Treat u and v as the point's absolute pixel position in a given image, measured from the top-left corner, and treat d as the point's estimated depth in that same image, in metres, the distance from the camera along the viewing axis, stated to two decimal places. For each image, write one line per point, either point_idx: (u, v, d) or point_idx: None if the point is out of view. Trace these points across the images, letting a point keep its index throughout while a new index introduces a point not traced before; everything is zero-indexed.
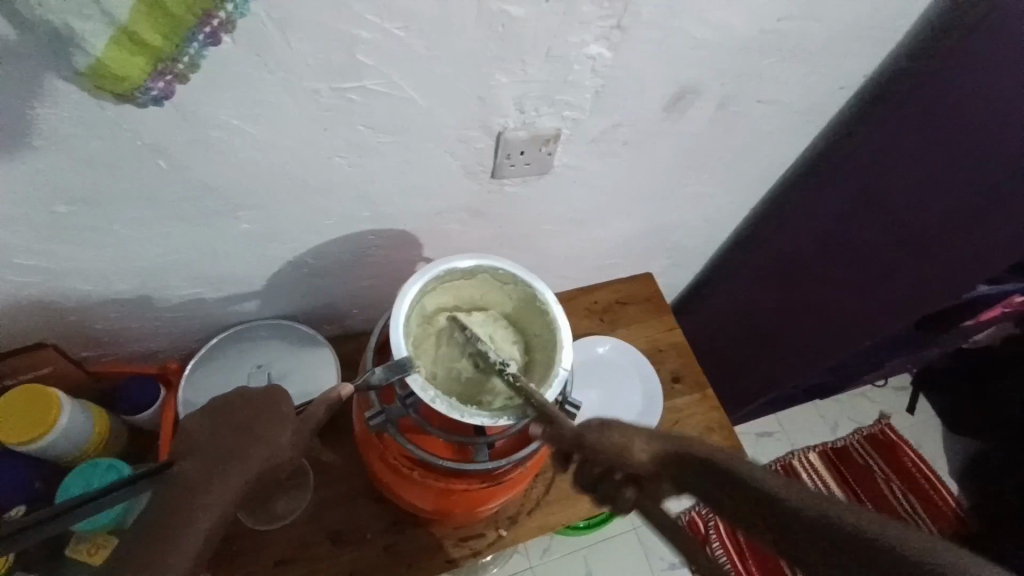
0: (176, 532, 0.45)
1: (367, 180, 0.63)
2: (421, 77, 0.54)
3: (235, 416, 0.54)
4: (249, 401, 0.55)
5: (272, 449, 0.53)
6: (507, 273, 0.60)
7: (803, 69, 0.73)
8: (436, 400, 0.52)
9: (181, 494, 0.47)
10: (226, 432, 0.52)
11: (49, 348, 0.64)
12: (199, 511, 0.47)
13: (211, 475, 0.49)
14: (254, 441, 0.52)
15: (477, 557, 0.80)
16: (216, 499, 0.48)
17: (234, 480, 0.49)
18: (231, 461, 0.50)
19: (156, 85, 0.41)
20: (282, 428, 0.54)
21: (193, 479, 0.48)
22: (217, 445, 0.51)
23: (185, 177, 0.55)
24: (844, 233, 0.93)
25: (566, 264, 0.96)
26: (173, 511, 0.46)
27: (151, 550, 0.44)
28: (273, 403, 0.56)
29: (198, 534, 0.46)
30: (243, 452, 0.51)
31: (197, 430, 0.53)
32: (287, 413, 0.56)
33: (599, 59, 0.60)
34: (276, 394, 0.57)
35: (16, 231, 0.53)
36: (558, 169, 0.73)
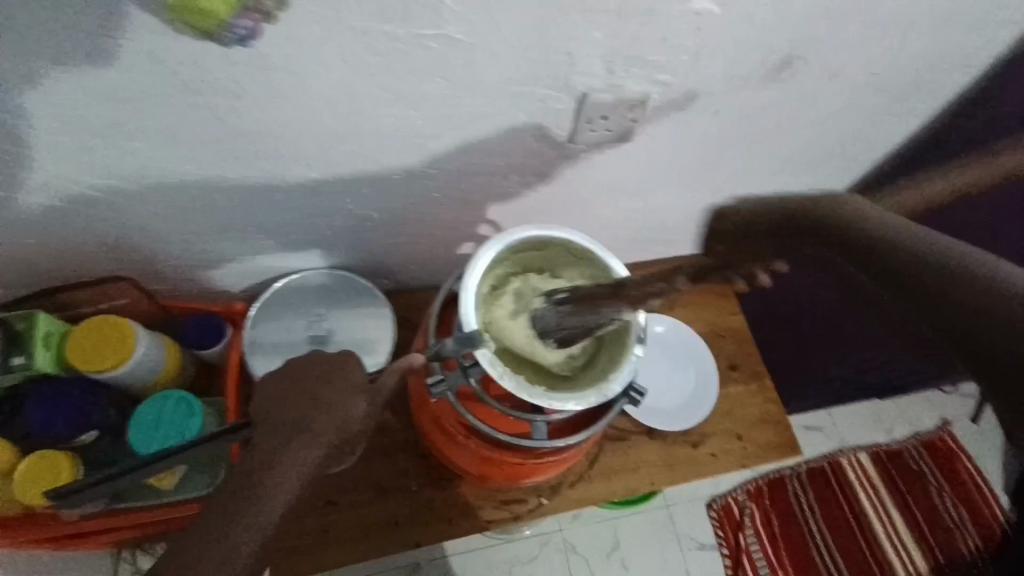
0: (261, 500, 0.46)
1: (439, 136, 0.61)
2: (510, 26, 0.50)
3: (311, 381, 0.52)
4: (325, 366, 0.53)
5: (347, 421, 0.51)
6: (581, 248, 0.58)
7: (934, 40, 0.64)
8: (506, 377, 0.52)
9: (260, 465, 0.47)
10: (302, 399, 0.51)
11: (127, 281, 0.67)
12: (274, 486, 0.47)
13: (290, 447, 0.48)
14: (330, 412, 0.50)
15: (515, 521, 0.81)
16: (293, 470, 0.48)
17: (311, 453, 0.49)
18: (307, 434, 0.49)
19: (242, 24, 0.43)
20: (356, 399, 0.52)
21: (273, 448, 0.48)
22: (293, 413, 0.50)
23: (259, 121, 0.53)
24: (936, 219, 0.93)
25: (630, 238, 0.91)
26: (249, 482, 0.47)
27: (227, 524, 0.45)
28: (347, 371, 0.53)
29: (274, 507, 0.46)
30: (320, 423, 0.50)
31: (277, 392, 0.52)
32: (361, 381, 0.53)
33: (704, 16, 0.54)
34: (348, 360, 0.54)
35: (100, 165, 0.54)
36: (638, 136, 0.68)
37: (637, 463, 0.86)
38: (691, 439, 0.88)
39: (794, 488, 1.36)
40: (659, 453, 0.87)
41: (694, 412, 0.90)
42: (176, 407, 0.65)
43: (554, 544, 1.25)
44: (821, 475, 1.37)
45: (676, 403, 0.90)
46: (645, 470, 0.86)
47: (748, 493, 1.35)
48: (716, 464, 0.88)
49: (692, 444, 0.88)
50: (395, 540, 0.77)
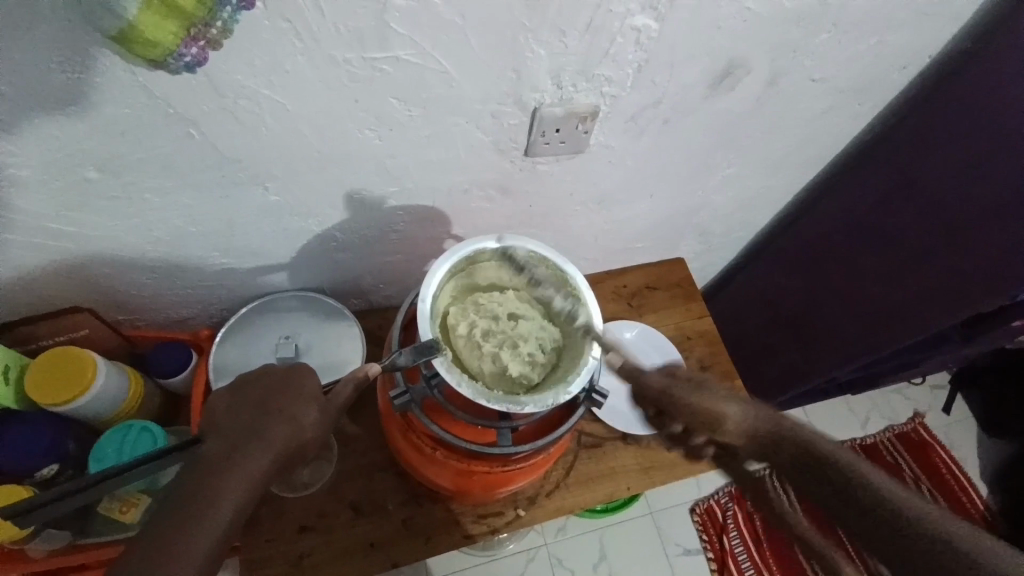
0: (205, 508, 0.44)
1: (397, 155, 0.62)
2: (456, 45, 0.52)
3: (262, 392, 0.53)
4: (277, 379, 0.54)
5: (299, 428, 0.51)
6: (538, 256, 0.59)
7: (866, 46, 0.68)
8: (464, 385, 0.52)
9: (207, 471, 0.46)
10: (252, 409, 0.51)
11: (83, 312, 0.65)
12: (226, 488, 0.46)
13: (235, 456, 0.48)
14: (278, 420, 0.51)
15: (494, 534, 0.80)
16: (240, 478, 0.47)
17: (259, 461, 0.48)
18: (256, 439, 0.49)
19: (188, 51, 0.40)
20: (308, 407, 0.53)
21: (219, 459, 0.47)
22: (242, 423, 0.50)
23: (215, 146, 0.54)
24: (891, 215, 0.86)
25: (596, 248, 0.93)
26: (200, 488, 0.45)
27: (172, 533, 0.43)
28: (299, 381, 0.54)
29: (225, 511, 0.45)
30: (269, 433, 0.50)
31: (227, 408, 0.52)
32: (313, 391, 0.54)
33: (643, 31, 0.56)
34: (300, 372, 0.55)
35: (55, 196, 0.54)
36: (592, 147, 0.70)
37: (613, 468, 0.87)
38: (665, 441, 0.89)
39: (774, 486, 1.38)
40: (635, 458, 0.88)
41: None
42: (140, 436, 0.64)
43: (540, 559, 1.24)
44: None
45: None
46: (622, 475, 0.87)
47: (730, 495, 1.36)
48: (691, 465, 0.89)
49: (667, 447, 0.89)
50: (372, 562, 0.76)
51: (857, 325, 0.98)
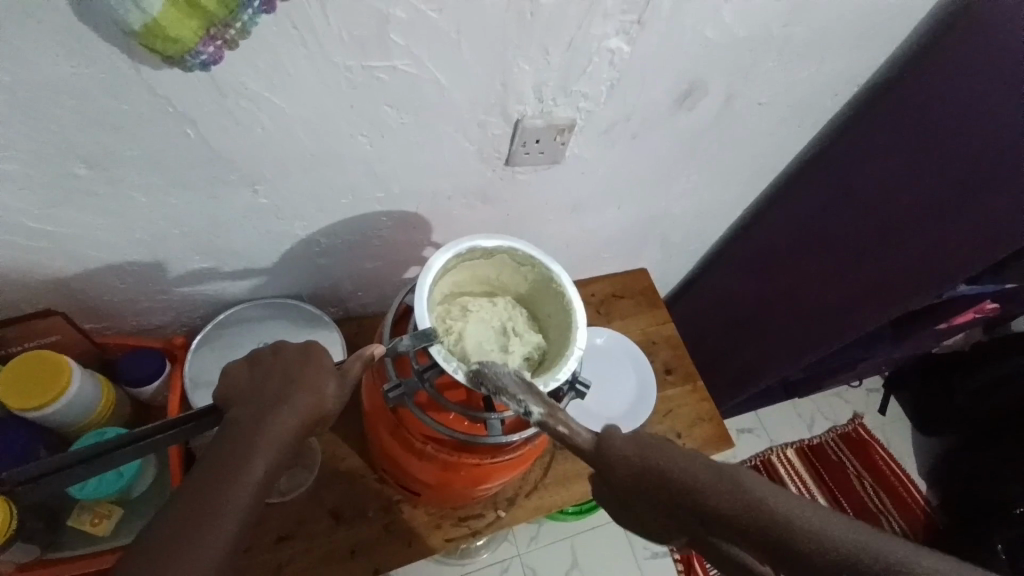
0: (239, 467, 0.45)
1: (386, 160, 0.64)
2: (450, 58, 0.56)
3: (280, 366, 0.53)
4: (295, 356, 0.54)
5: (321, 399, 0.52)
6: (525, 255, 0.63)
7: (802, 73, 0.77)
8: (534, 410, 0.51)
9: (239, 434, 0.47)
10: (274, 381, 0.52)
11: (58, 315, 0.64)
12: (258, 447, 0.47)
13: (265, 421, 0.48)
14: (305, 387, 0.51)
15: (474, 536, 0.81)
16: (270, 440, 0.48)
17: (287, 424, 0.49)
18: (283, 406, 0.50)
19: (206, 49, 0.43)
20: (327, 380, 0.53)
21: (249, 423, 0.48)
22: (265, 393, 0.50)
23: (208, 145, 0.55)
24: (831, 224, 0.95)
25: (567, 255, 0.98)
26: (234, 450, 0.46)
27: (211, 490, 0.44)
28: (316, 356, 0.54)
29: (258, 470, 0.46)
30: (295, 398, 0.50)
31: (250, 379, 0.52)
32: (331, 365, 0.54)
33: (616, 52, 0.62)
34: (315, 349, 0.55)
35: (40, 192, 0.53)
36: (568, 158, 0.75)
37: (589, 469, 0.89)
38: None
39: None
40: None
41: (638, 413, 0.95)
42: None
43: (513, 569, 1.24)
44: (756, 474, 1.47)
45: (620, 407, 0.96)
46: None
47: None
48: None
49: None
50: (354, 569, 0.75)
51: (805, 322, 1.07)
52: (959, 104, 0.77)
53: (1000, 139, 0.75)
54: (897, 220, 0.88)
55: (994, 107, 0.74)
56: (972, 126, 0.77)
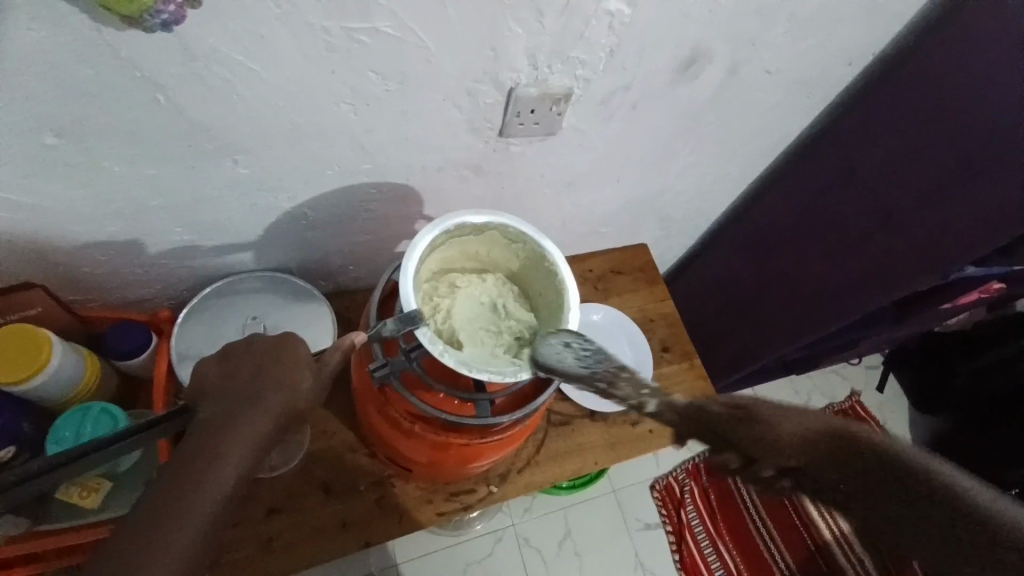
0: (205, 474, 0.46)
1: (372, 130, 0.62)
2: (436, 21, 0.52)
3: (255, 358, 0.52)
4: (269, 347, 0.53)
5: (295, 392, 0.51)
6: (516, 231, 0.60)
7: (815, 42, 0.73)
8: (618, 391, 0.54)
9: (206, 438, 0.48)
10: (244, 376, 0.51)
11: (37, 287, 0.62)
12: (224, 453, 0.47)
13: (230, 424, 0.48)
14: (275, 384, 0.51)
15: (467, 511, 0.82)
16: (238, 443, 0.48)
17: (254, 427, 0.49)
18: (253, 403, 0.49)
19: (166, 8, 0.40)
20: (302, 373, 0.52)
21: (216, 427, 0.48)
22: (237, 387, 0.50)
23: (183, 115, 0.53)
24: (835, 203, 0.92)
25: (564, 231, 0.95)
26: (204, 449, 0.47)
27: (182, 492, 0.46)
28: (290, 346, 0.53)
29: (225, 475, 0.47)
30: (263, 399, 0.50)
31: (220, 373, 0.52)
32: (306, 357, 0.53)
33: (616, 15, 0.58)
34: (291, 339, 0.54)
35: (8, 163, 0.51)
36: (564, 130, 0.72)
37: (581, 445, 0.89)
38: (630, 417, 0.93)
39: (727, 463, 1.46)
40: (602, 435, 0.91)
41: None
42: (99, 418, 0.62)
43: (507, 539, 1.26)
44: None
45: None
46: (589, 451, 0.90)
47: (688, 472, 1.41)
48: (654, 440, 0.93)
49: (632, 423, 0.93)
50: (345, 542, 0.76)
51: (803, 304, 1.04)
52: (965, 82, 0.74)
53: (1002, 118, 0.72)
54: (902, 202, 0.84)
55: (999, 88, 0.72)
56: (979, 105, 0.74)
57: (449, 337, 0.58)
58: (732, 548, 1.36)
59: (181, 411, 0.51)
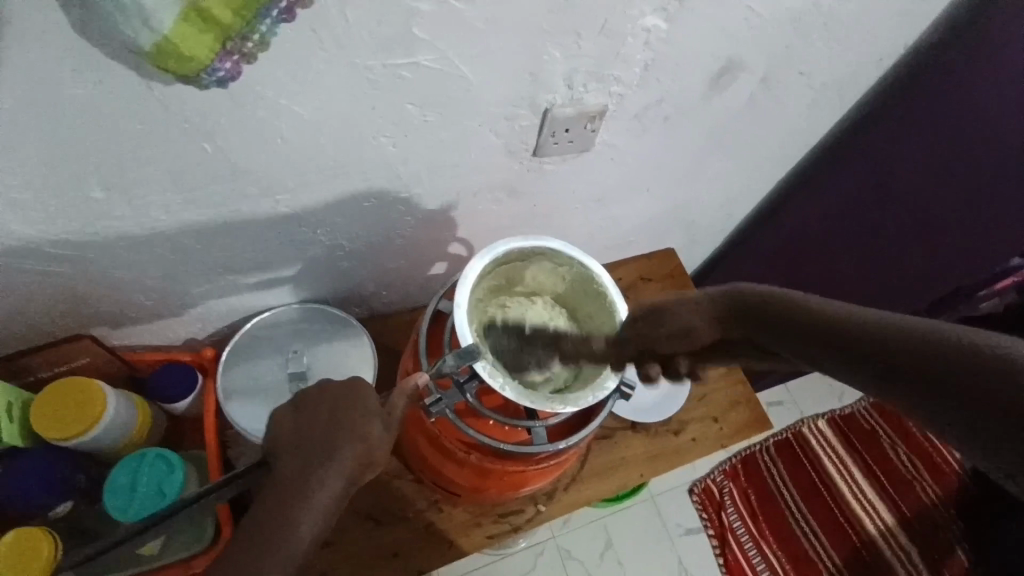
0: (281, 535, 0.44)
1: (411, 160, 0.61)
2: (477, 51, 0.52)
3: (327, 409, 0.51)
4: (340, 394, 0.52)
5: (369, 444, 0.50)
6: (564, 255, 0.60)
7: (852, 39, 0.71)
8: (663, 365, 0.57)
9: (281, 496, 0.46)
10: (317, 428, 0.50)
11: (87, 337, 0.63)
12: (300, 512, 0.46)
13: (307, 482, 0.47)
14: (351, 435, 0.49)
15: (516, 532, 0.81)
16: (313, 502, 0.46)
17: (330, 483, 0.47)
18: (329, 458, 0.48)
19: (222, 65, 0.39)
20: (374, 424, 0.51)
21: (291, 484, 0.47)
22: (310, 441, 0.49)
23: (228, 159, 0.52)
24: None
25: (594, 242, 0.95)
26: (279, 509, 0.46)
27: (258, 553, 0.44)
28: (361, 396, 0.52)
29: (300, 537, 0.45)
30: (339, 453, 0.48)
31: (292, 427, 0.50)
32: (376, 405, 0.52)
33: (653, 31, 0.57)
34: (361, 386, 0.53)
35: (59, 217, 0.51)
36: (598, 146, 0.71)
37: (624, 458, 0.88)
38: (672, 428, 0.92)
39: (765, 462, 1.44)
40: (645, 446, 0.90)
41: (673, 402, 0.93)
42: (154, 463, 0.62)
43: (549, 552, 1.25)
44: (788, 448, 1.46)
45: (655, 395, 0.93)
46: (633, 464, 0.89)
47: (725, 474, 1.41)
48: (697, 449, 0.92)
49: (674, 433, 0.92)
50: (398, 570, 0.76)
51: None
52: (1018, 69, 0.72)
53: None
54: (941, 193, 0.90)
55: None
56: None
57: (512, 367, 0.60)
58: (775, 548, 1.35)
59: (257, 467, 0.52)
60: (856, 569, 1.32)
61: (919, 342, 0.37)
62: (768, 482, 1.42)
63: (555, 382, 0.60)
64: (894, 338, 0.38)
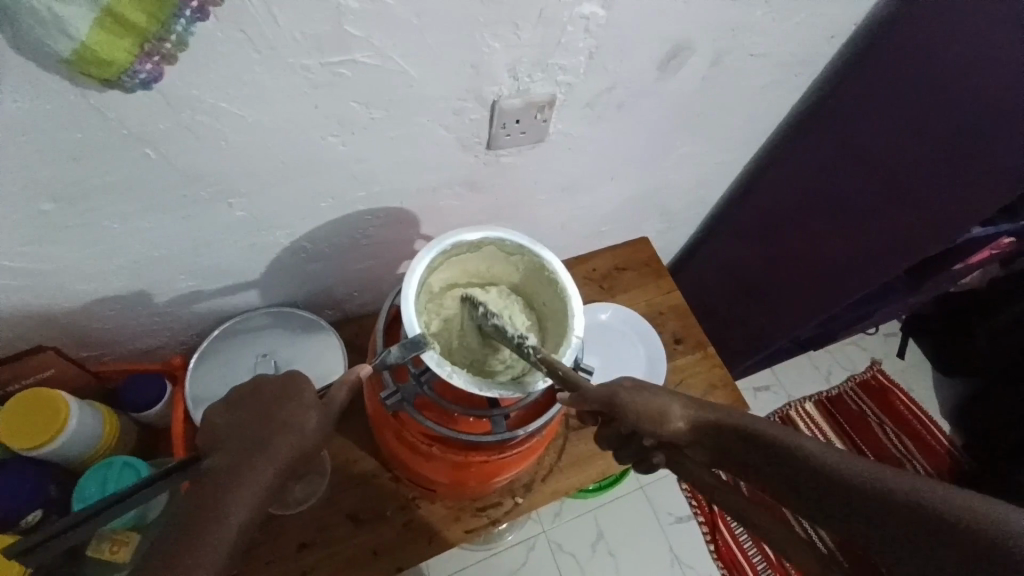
0: (210, 525, 0.44)
1: (362, 159, 0.62)
2: (414, 45, 0.52)
3: (262, 405, 0.52)
4: (275, 389, 0.54)
5: (302, 434, 0.51)
6: (514, 243, 0.60)
7: (799, 18, 0.72)
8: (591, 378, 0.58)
9: (210, 487, 0.47)
10: (251, 423, 0.51)
11: (49, 349, 0.63)
12: (229, 502, 0.46)
13: (238, 471, 0.48)
14: (283, 427, 0.51)
15: (494, 525, 0.81)
16: (244, 490, 0.47)
17: (263, 472, 0.48)
18: (260, 449, 0.49)
19: (143, 67, 0.40)
20: (308, 414, 0.52)
21: (222, 475, 0.47)
22: (243, 436, 0.50)
23: (174, 165, 0.53)
24: (830, 177, 0.91)
25: (563, 234, 0.95)
26: (206, 498, 0.46)
27: (182, 545, 0.43)
28: (296, 389, 0.54)
29: (231, 526, 0.45)
30: (271, 443, 0.50)
31: (227, 424, 0.52)
32: (311, 397, 0.54)
33: (592, 19, 0.58)
34: (297, 380, 0.55)
35: (9, 232, 0.52)
36: (553, 136, 0.71)
37: (603, 447, 0.89)
38: None
39: None
40: None
41: None
42: (122, 470, 0.63)
43: (541, 547, 1.26)
44: None
45: None
46: (611, 452, 0.89)
47: None
48: None
49: None
50: (377, 567, 0.76)
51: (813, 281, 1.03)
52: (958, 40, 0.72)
53: (999, 95, 0.70)
54: (918, 183, 0.82)
55: (1001, 41, 0.68)
56: (975, 82, 0.72)
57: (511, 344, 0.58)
58: None
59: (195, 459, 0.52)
60: None
61: (906, 514, 0.38)
62: None
63: (513, 369, 0.61)
64: (831, 485, 0.41)
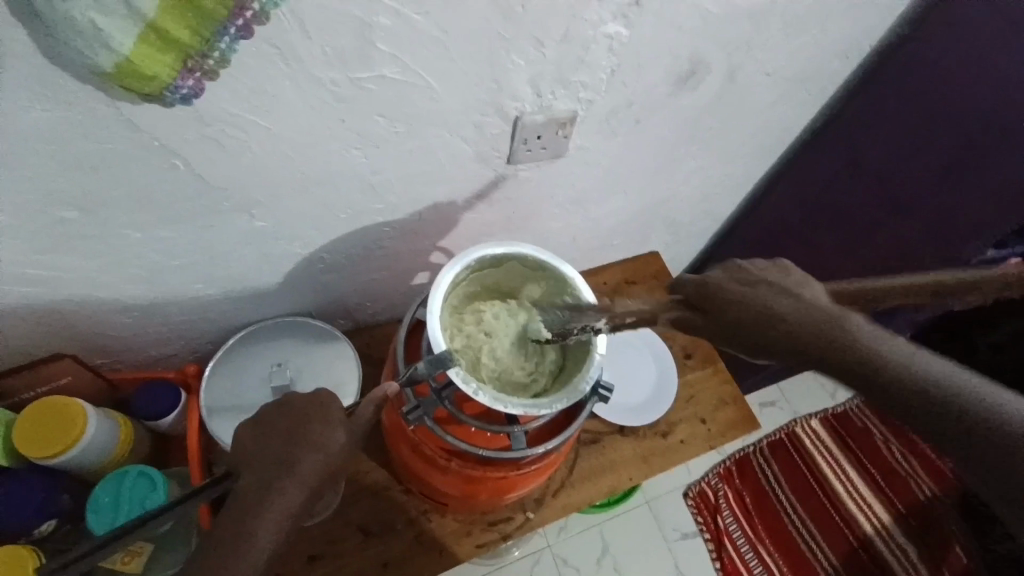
0: (240, 550, 0.46)
1: (382, 171, 0.62)
2: (440, 63, 0.53)
3: (288, 424, 0.52)
4: (302, 408, 0.53)
5: (329, 455, 0.51)
6: (535, 259, 0.61)
7: (815, 39, 0.72)
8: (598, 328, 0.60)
9: (239, 510, 0.48)
10: (278, 442, 0.51)
11: (66, 358, 0.63)
12: (259, 526, 0.47)
13: (266, 495, 0.48)
14: (309, 447, 0.50)
15: (505, 540, 0.81)
16: (273, 514, 0.48)
17: (291, 496, 0.49)
18: (287, 471, 0.49)
19: (184, 83, 0.41)
20: (335, 434, 0.52)
21: (249, 499, 0.48)
22: (271, 456, 0.50)
23: (198, 175, 0.53)
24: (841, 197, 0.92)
25: (576, 247, 0.95)
26: (236, 521, 0.47)
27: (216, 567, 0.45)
28: (324, 406, 0.53)
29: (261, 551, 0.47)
30: (299, 465, 0.50)
31: (253, 441, 0.51)
32: (338, 416, 0.53)
33: (613, 37, 0.59)
34: (324, 398, 0.54)
35: (35, 239, 0.52)
36: (571, 151, 0.72)
37: (613, 461, 0.88)
38: (660, 429, 0.91)
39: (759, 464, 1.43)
40: (634, 449, 0.90)
41: (658, 404, 0.92)
42: (136, 481, 0.62)
43: (545, 560, 1.25)
44: (782, 446, 1.44)
45: (640, 398, 0.93)
46: (622, 467, 0.88)
47: (719, 476, 1.41)
48: (687, 450, 0.91)
49: (662, 434, 0.91)
50: None
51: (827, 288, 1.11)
52: (972, 61, 0.74)
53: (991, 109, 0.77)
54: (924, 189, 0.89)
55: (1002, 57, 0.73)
56: (972, 101, 0.78)
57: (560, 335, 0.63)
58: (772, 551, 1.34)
59: (219, 479, 0.50)
60: (857, 568, 1.29)
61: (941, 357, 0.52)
62: (762, 481, 1.41)
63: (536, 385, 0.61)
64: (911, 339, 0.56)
